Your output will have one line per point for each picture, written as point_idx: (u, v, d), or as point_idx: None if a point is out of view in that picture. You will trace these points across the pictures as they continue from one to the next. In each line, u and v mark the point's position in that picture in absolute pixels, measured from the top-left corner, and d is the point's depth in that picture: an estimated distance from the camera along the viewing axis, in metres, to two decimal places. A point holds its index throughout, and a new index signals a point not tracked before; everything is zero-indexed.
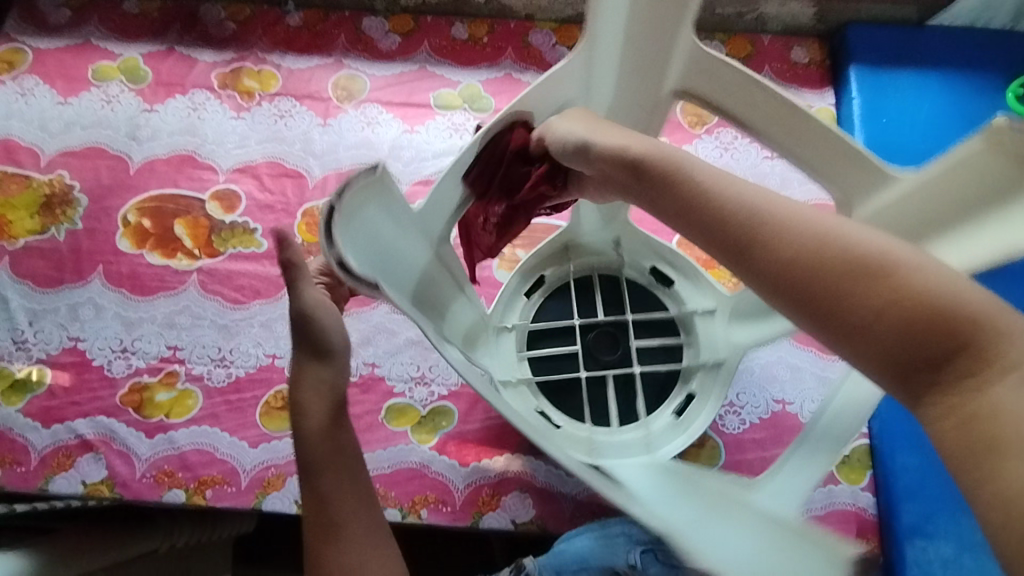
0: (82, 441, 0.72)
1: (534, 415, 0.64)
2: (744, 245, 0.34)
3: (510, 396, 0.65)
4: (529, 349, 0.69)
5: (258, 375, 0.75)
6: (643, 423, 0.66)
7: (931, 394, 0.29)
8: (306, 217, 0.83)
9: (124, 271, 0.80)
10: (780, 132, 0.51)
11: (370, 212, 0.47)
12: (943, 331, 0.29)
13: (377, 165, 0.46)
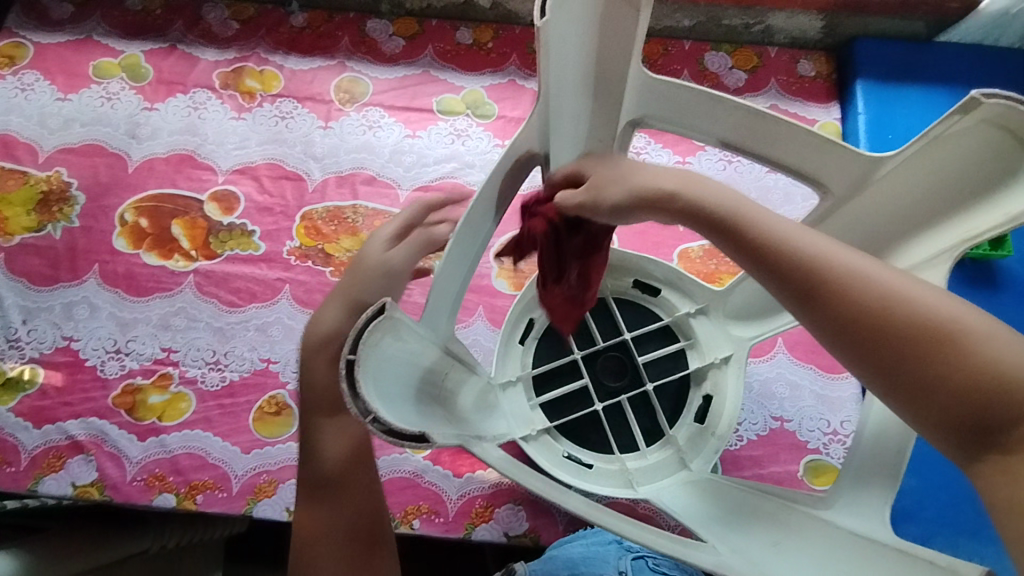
0: (73, 442, 0.71)
1: (565, 462, 0.64)
2: (813, 302, 0.37)
3: (536, 451, 0.64)
4: (538, 395, 0.68)
5: (252, 379, 0.74)
6: (670, 438, 0.65)
7: (986, 455, 0.34)
8: (304, 220, 0.82)
9: (120, 271, 0.79)
10: (761, 143, 0.53)
11: (388, 345, 0.39)
12: (1003, 400, 0.33)
13: (383, 303, 0.38)
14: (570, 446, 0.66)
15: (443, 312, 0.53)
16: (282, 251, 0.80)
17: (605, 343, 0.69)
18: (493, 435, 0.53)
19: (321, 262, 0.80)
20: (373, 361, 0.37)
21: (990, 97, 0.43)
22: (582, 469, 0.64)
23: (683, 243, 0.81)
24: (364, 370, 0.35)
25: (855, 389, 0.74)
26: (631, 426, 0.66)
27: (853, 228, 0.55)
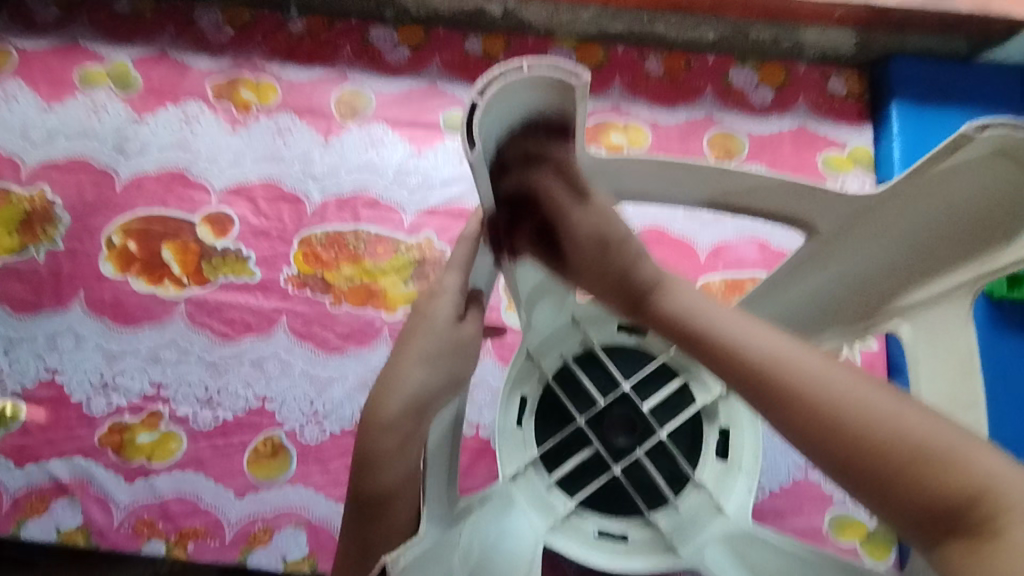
0: (57, 484, 0.67)
1: (596, 542, 0.64)
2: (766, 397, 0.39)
3: (564, 542, 0.63)
4: (551, 473, 0.67)
5: (247, 418, 0.70)
6: (697, 483, 0.65)
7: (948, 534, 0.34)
8: (302, 245, 0.77)
9: (107, 298, 0.75)
10: (734, 196, 0.47)
11: None
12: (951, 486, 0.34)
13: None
14: (598, 521, 0.65)
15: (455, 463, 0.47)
16: (279, 279, 0.76)
17: (607, 401, 0.67)
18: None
19: (321, 291, 0.75)
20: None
21: (984, 130, 0.38)
22: (615, 544, 0.64)
23: (704, 275, 0.76)
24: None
25: None
26: (655, 481, 0.66)
27: (846, 270, 0.49)
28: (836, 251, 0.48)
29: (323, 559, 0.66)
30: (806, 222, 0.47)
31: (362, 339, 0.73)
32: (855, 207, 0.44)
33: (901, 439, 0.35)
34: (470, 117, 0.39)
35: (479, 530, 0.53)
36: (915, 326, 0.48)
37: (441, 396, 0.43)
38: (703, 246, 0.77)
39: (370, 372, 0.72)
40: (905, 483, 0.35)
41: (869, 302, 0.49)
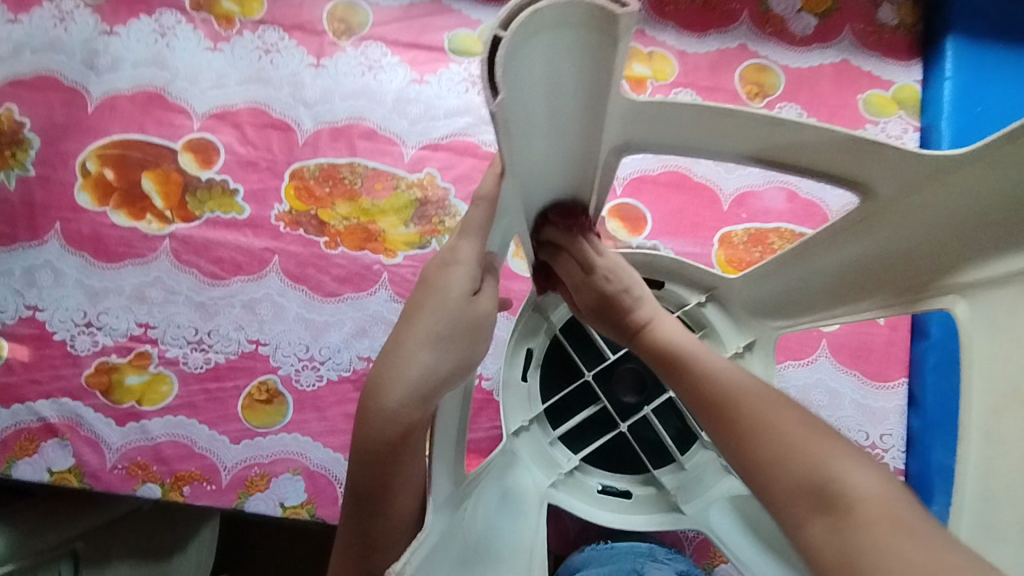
0: (45, 425, 0.65)
1: (599, 498, 0.63)
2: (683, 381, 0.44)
3: (566, 497, 0.62)
4: (555, 429, 0.65)
5: (240, 363, 0.67)
6: (704, 443, 0.64)
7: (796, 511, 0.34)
8: (294, 179, 0.72)
9: (86, 231, 0.69)
10: (783, 151, 0.42)
11: None
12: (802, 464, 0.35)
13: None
14: (601, 477, 0.64)
15: (461, 433, 0.42)
16: (270, 215, 0.70)
17: (617, 356, 0.65)
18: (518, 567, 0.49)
19: (315, 230, 0.70)
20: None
21: None
22: (618, 500, 0.63)
23: (726, 225, 0.71)
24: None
25: (901, 401, 0.67)
26: (661, 437, 0.65)
27: (894, 237, 0.46)
28: (888, 216, 0.45)
29: (322, 505, 0.65)
30: (859, 181, 0.43)
31: (359, 284, 0.69)
32: (920, 168, 0.40)
33: (758, 421, 0.38)
34: (489, 57, 0.30)
35: (483, 502, 0.49)
36: (972, 305, 0.42)
37: (452, 380, 0.38)
38: (727, 193, 0.72)
39: (368, 318, 0.69)
40: (773, 461, 0.36)
41: (915, 275, 0.46)
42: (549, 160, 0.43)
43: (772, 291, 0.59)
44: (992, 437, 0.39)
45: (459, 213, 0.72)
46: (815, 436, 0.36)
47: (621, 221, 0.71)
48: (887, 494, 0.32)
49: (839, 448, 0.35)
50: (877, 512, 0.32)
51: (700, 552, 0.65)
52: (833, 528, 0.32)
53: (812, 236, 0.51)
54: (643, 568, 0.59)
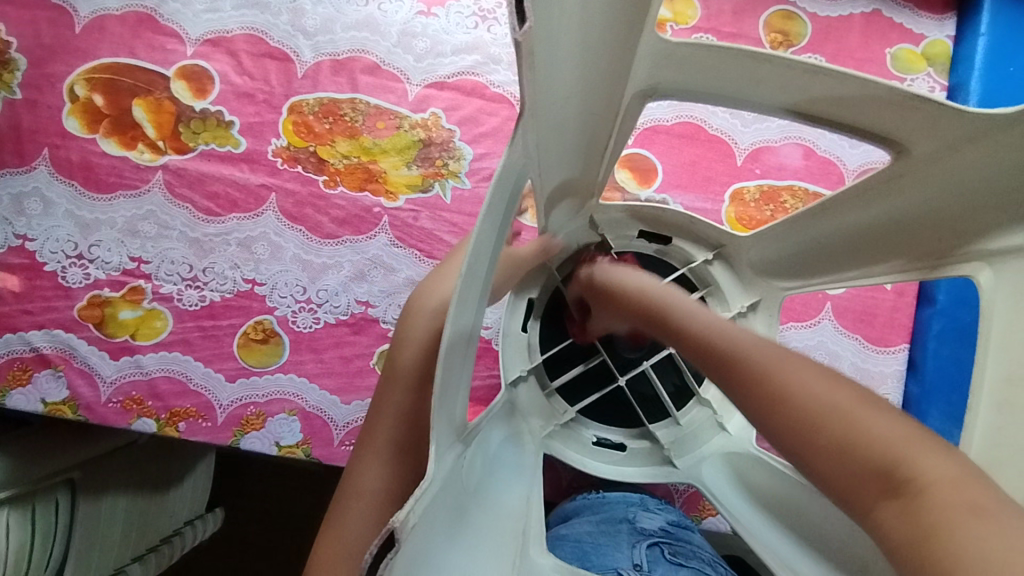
0: (38, 356, 0.64)
1: (594, 449, 0.64)
2: (733, 369, 0.48)
3: (561, 447, 0.63)
4: (553, 380, 0.65)
5: (236, 301, 0.66)
6: (701, 399, 0.64)
7: (878, 498, 0.38)
8: (292, 113, 0.69)
9: (75, 159, 0.67)
10: (813, 100, 0.41)
11: (417, 544, 0.32)
12: (873, 457, 0.39)
13: (392, 530, 0.28)
14: (597, 429, 0.65)
15: (465, 380, 0.42)
16: (267, 150, 0.68)
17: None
18: (516, 511, 0.49)
19: (313, 168, 0.68)
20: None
21: None
22: (612, 452, 0.64)
23: (739, 181, 0.69)
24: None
25: (900, 366, 0.67)
26: (658, 392, 0.65)
27: (921, 198, 0.44)
28: (918, 175, 0.44)
29: (317, 446, 0.65)
30: (895, 140, 0.42)
31: (359, 226, 0.67)
32: (964, 131, 0.38)
33: (836, 416, 0.41)
34: None
35: (484, 446, 0.49)
36: (997, 273, 0.42)
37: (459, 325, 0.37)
38: (742, 147, 0.70)
39: (367, 262, 0.67)
40: (834, 448, 0.41)
41: (939, 237, 0.45)
42: (571, 109, 0.41)
43: (783, 252, 0.58)
44: (1003, 403, 0.40)
45: (463, 156, 0.69)
46: (874, 417, 0.41)
47: (631, 173, 0.69)
48: (960, 470, 0.37)
49: (887, 425, 0.41)
50: (948, 489, 0.36)
51: (691, 505, 0.66)
52: (903, 510, 0.37)
53: (834, 194, 0.50)
54: (635, 517, 0.60)
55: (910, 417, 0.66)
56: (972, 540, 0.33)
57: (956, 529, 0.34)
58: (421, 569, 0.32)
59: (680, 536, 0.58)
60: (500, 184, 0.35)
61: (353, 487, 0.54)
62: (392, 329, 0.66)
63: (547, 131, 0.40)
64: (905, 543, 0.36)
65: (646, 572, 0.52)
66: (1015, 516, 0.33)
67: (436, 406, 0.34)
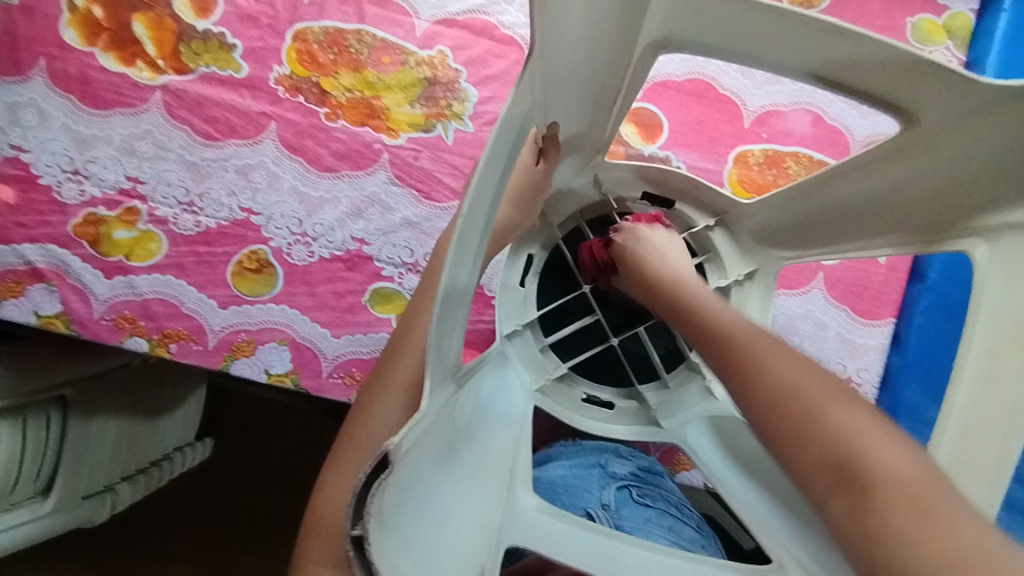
0: (32, 269, 0.64)
1: (582, 405, 0.65)
2: (724, 354, 0.47)
3: (549, 400, 0.64)
4: (547, 336, 0.67)
5: (231, 229, 0.66)
6: (690, 364, 0.65)
7: (833, 496, 0.37)
8: (297, 40, 0.67)
9: (72, 72, 0.65)
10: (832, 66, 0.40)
11: (411, 468, 0.33)
12: (843, 457, 0.37)
13: (387, 452, 0.29)
14: (585, 386, 0.66)
15: (461, 322, 0.42)
16: (269, 78, 0.67)
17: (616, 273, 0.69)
18: (503, 449, 0.51)
19: (315, 99, 0.67)
20: (386, 511, 0.31)
21: None
22: (601, 410, 0.65)
23: (744, 143, 0.68)
24: (375, 541, 0.30)
25: (884, 339, 0.68)
26: (649, 354, 0.66)
27: (934, 168, 0.44)
28: (926, 147, 0.44)
29: (306, 376, 0.66)
30: (907, 109, 0.42)
31: (358, 162, 0.67)
32: (978, 102, 0.38)
33: (814, 404, 0.40)
34: None
35: (479, 387, 0.51)
36: (994, 249, 0.42)
37: (460, 269, 0.37)
38: (751, 109, 0.69)
39: (365, 199, 0.67)
40: (795, 438, 0.39)
41: (941, 212, 0.45)
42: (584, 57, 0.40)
43: (787, 220, 0.58)
44: (986, 377, 0.41)
45: (468, 98, 0.68)
46: (837, 408, 0.39)
47: (636, 127, 0.68)
48: (914, 466, 0.36)
49: (879, 433, 0.38)
50: (901, 487, 0.34)
51: (666, 459, 0.67)
52: (856, 506, 0.35)
53: (841, 162, 0.50)
54: (608, 461, 0.62)
55: (887, 389, 0.67)
56: (915, 542, 0.32)
57: (906, 532, 0.33)
58: (411, 491, 0.33)
59: (649, 480, 0.60)
60: (510, 125, 0.35)
61: (382, 381, 0.51)
62: (386, 268, 0.67)
63: (557, 78, 0.40)
64: (855, 538, 0.35)
65: (612, 513, 0.56)
66: (982, 533, 0.31)
67: (432, 339, 0.34)
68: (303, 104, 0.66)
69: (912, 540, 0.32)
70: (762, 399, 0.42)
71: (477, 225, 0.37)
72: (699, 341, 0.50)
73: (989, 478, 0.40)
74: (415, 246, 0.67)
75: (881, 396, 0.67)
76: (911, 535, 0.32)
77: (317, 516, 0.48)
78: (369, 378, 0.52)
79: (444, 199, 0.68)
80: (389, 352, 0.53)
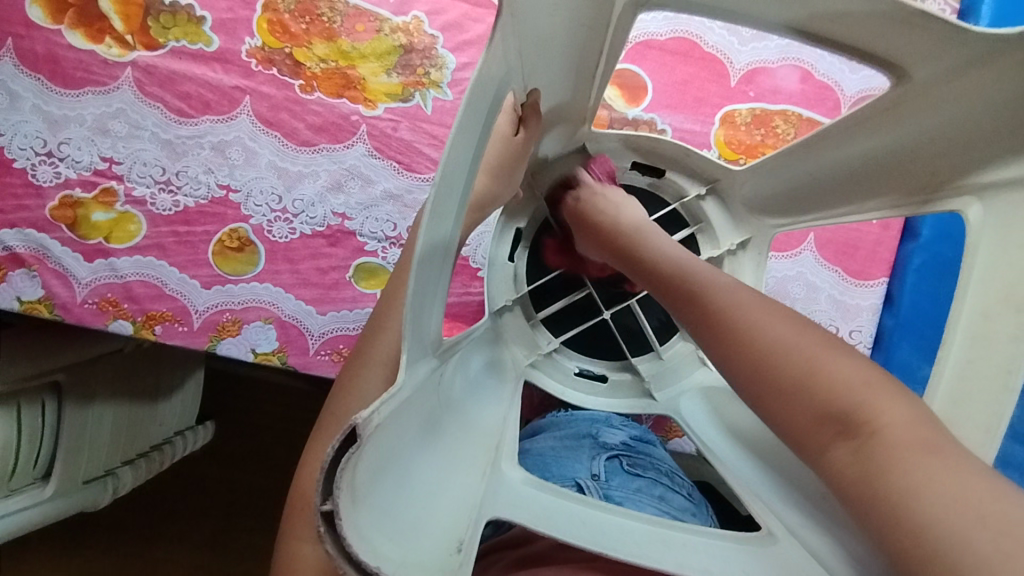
0: (11, 255, 0.63)
1: (575, 379, 0.65)
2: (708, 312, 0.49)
3: (543, 375, 0.64)
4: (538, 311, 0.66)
5: (210, 208, 0.65)
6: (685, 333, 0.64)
7: (833, 445, 0.40)
8: (268, 11, 0.65)
9: (40, 52, 0.64)
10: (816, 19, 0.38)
11: (386, 445, 0.32)
12: (850, 423, 0.39)
13: (355, 426, 0.28)
14: (579, 360, 0.66)
15: (439, 297, 0.41)
16: (240, 50, 0.65)
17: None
18: (487, 426, 0.50)
19: (289, 71, 0.65)
20: (358, 486, 0.30)
21: None
22: (593, 384, 0.65)
23: (731, 102, 0.66)
24: (346, 517, 0.29)
25: (878, 300, 0.67)
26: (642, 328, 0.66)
27: (924, 127, 0.43)
28: (919, 101, 0.42)
29: (292, 354, 0.65)
30: (898, 65, 0.40)
31: (336, 135, 0.65)
32: (968, 52, 0.36)
33: (814, 362, 0.42)
34: None
35: (465, 362, 0.50)
36: (986, 209, 0.42)
37: (434, 243, 0.36)
38: (738, 67, 0.67)
39: (344, 172, 0.66)
40: (794, 398, 0.42)
41: (935, 169, 0.44)
42: (560, 19, 0.38)
43: (774, 186, 0.56)
44: (976, 340, 0.41)
45: (446, 65, 0.66)
46: (833, 360, 0.42)
47: (620, 90, 0.66)
48: (916, 416, 0.38)
49: (886, 392, 0.40)
50: (906, 434, 0.37)
51: (658, 427, 0.68)
52: (857, 452, 0.38)
53: (835, 122, 0.47)
54: (598, 432, 0.61)
55: (880, 349, 0.67)
56: (926, 483, 0.34)
57: (912, 480, 0.35)
58: (386, 467, 0.33)
59: (640, 449, 0.60)
60: (479, 92, 0.34)
61: (365, 353, 0.50)
62: (369, 243, 0.66)
63: (531, 39, 0.38)
64: (852, 482, 0.38)
65: (603, 482, 0.55)
66: (978, 475, 0.34)
67: (407, 315, 0.33)
68: (276, 77, 0.65)
69: (911, 475, 0.35)
70: (746, 361, 0.45)
71: (451, 199, 0.36)
72: (682, 302, 0.51)
73: (976, 439, 0.41)
74: (397, 219, 0.66)
75: (873, 355, 0.67)
76: (923, 475, 0.35)
77: (301, 490, 0.48)
78: (352, 353, 0.52)
79: (425, 170, 0.66)
80: (371, 325, 0.52)
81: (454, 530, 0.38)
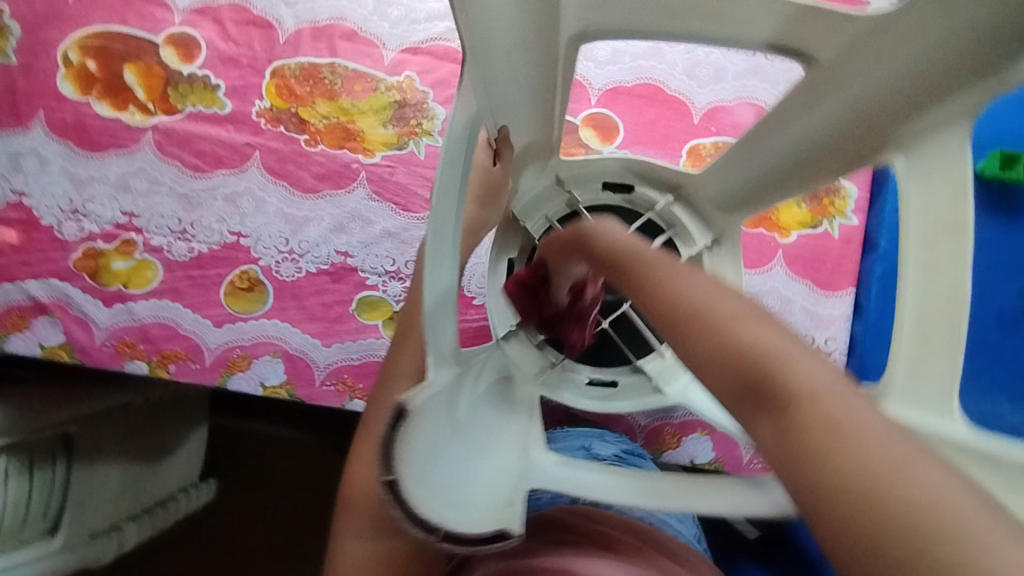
0: (36, 304, 0.68)
1: (590, 390, 0.67)
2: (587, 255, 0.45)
3: (560, 390, 0.66)
4: None
5: (222, 252, 0.70)
6: None
7: (751, 419, 0.29)
8: (275, 77, 0.73)
9: (69, 121, 0.71)
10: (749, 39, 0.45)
11: (436, 433, 0.37)
12: (752, 380, 0.29)
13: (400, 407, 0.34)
14: (589, 371, 0.68)
15: None
16: (251, 112, 0.72)
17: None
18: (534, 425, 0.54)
19: (295, 128, 0.72)
20: (420, 466, 0.35)
21: None
22: (607, 391, 0.68)
23: (694, 137, 0.74)
24: (415, 493, 0.33)
25: (847, 308, 0.72)
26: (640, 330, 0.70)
27: (841, 109, 0.45)
28: (829, 87, 0.45)
29: (299, 386, 0.69)
30: None
31: (338, 182, 0.72)
32: None
33: (707, 312, 0.31)
34: None
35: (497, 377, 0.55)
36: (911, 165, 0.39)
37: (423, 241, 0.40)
38: (698, 106, 0.75)
39: (346, 215, 0.72)
40: (710, 362, 0.30)
41: (860, 145, 0.45)
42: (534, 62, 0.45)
43: (735, 183, 0.60)
44: None
45: (437, 116, 0.74)
46: (751, 326, 0.30)
47: (594, 130, 0.74)
48: (837, 380, 0.28)
49: (801, 351, 0.29)
50: (825, 412, 0.26)
51: (651, 439, 0.73)
52: (777, 425, 0.27)
53: (771, 111, 0.52)
54: (592, 445, 0.65)
55: (855, 354, 0.72)
56: (887, 481, 0.23)
57: (850, 474, 0.24)
58: (446, 453, 0.37)
59: (631, 460, 0.63)
60: (468, 121, 0.40)
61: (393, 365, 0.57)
62: (370, 278, 0.71)
63: (510, 79, 0.45)
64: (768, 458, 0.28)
65: None
66: (920, 460, 0.24)
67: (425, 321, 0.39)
68: (284, 134, 0.72)
69: (868, 448, 0.23)
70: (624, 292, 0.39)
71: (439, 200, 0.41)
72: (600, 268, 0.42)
73: None
74: (396, 255, 0.71)
75: (850, 361, 0.72)
76: (849, 461, 0.24)
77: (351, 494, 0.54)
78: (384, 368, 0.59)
79: (420, 210, 0.72)
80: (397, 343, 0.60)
81: (502, 509, 0.38)
